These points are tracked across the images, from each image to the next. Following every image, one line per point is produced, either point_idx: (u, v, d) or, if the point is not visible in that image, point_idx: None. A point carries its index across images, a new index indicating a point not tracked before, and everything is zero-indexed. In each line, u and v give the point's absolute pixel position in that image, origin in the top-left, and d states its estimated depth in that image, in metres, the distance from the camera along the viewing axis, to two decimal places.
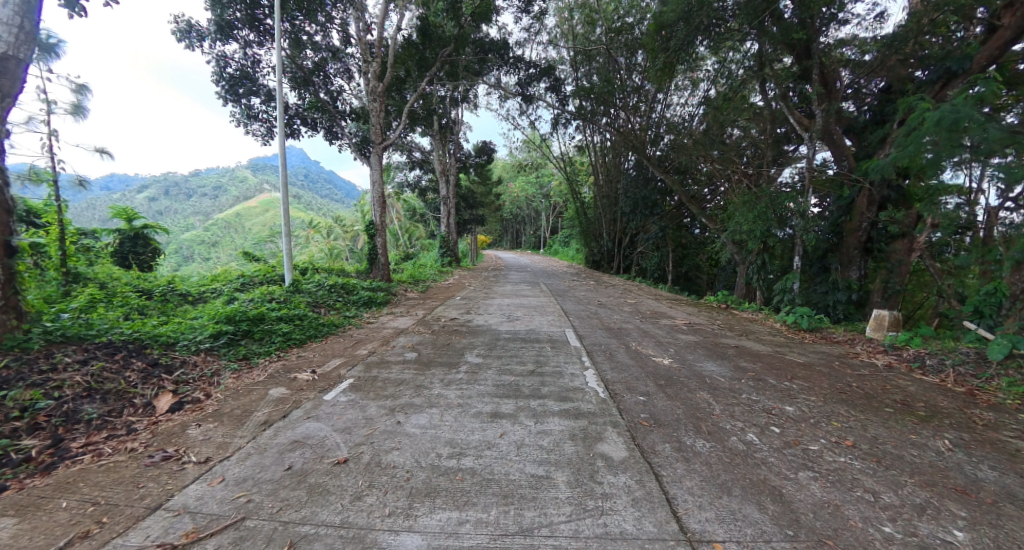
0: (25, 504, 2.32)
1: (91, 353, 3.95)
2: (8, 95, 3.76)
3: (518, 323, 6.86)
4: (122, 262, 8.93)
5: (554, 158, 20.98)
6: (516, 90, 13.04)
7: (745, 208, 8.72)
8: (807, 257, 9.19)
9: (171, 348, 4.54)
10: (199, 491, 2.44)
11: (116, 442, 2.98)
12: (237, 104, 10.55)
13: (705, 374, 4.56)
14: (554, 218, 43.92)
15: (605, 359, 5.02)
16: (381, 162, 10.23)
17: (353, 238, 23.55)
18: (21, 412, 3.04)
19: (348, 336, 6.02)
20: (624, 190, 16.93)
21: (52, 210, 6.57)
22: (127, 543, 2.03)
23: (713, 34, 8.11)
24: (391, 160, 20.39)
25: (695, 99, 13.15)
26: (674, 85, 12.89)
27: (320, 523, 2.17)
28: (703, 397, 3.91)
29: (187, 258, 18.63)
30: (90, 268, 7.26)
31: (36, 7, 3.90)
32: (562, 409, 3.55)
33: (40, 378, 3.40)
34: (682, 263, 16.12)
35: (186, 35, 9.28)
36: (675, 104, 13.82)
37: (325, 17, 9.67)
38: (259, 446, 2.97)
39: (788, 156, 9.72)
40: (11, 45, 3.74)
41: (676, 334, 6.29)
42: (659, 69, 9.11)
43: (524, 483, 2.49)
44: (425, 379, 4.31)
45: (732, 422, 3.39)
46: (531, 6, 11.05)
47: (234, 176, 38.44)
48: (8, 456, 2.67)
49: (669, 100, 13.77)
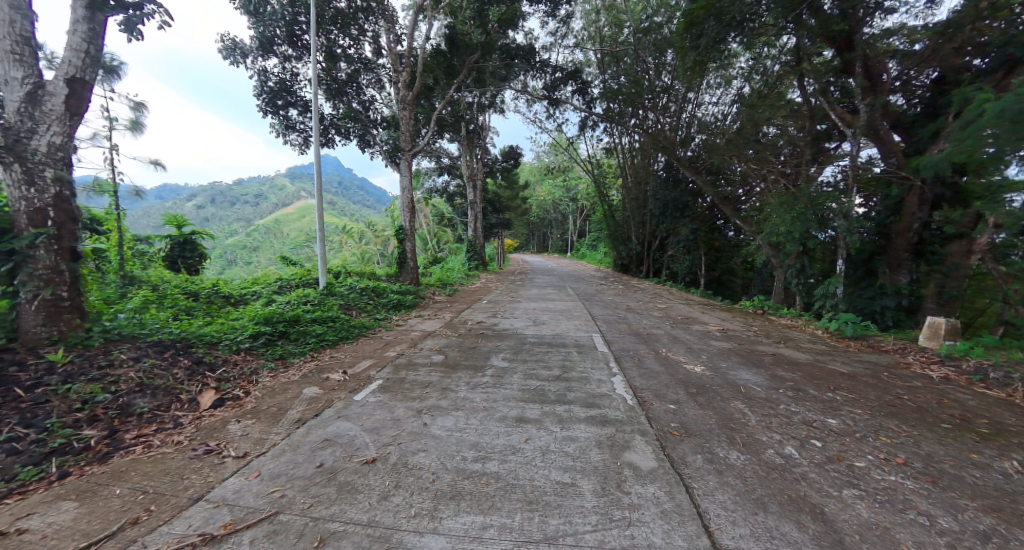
0: (85, 490, 2.53)
1: (143, 350, 4.23)
2: (77, 114, 4.14)
3: (545, 326, 6.86)
4: (172, 266, 9.55)
5: (582, 161, 20.79)
6: (543, 94, 13.09)
7: (782, 208, 8.33)
8: (851, 260, 8.71)
9: (213, 347, 4.79)
10: (236, 485, 2.56)
11: (164, 435, 3.18)
12: (276, 115, 11.07)
13: (740, 383, 4.37)
14: (582, 223, 43.47)
15: (633, 365, 4.91)
16: (411, 168, 10.35)
17: (383, 242, 24.11)
18: (82, 404, 3.30)
19: (377, 337, 6.22)
20: (653, 192, 16.58)
21: (111, 218, 6.98)
22: (171, 531, 2.17)
23: (747, 29, 7.79)
24: (421, 166, 21.15)
25: (729, 97, 12.69)
26: (705, 83, 12.44)
27: (349, 521, 2.23)
28: (736, 407, 3.74)
29: (230, 263, 19.97)
30: (143, 271, 7.76)
31: (101, 34, 4.27)
32: (588, 415, 3.50)
33: (99, 373, 3.68)
34: (715, 266, 15.55)
35: (231, 52, 9.87)
36: (706, 103, 13.35)
37: (358, 30, 10.04)
38: (293, 442, 3.09)
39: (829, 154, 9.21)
40: (79, 69, 4.12)
41: (708, 340, 6.08)
42: (689, 68, 8.94)
43: (549, 490, 2.47)
44: (451, 382, 4.35)
45: (768, 434, 3.23)
46: (557, 9, 11.04)
47: (272, 185, 40.14)
48: (70, 445, 2.91)
49: (701, 99, 13.32)
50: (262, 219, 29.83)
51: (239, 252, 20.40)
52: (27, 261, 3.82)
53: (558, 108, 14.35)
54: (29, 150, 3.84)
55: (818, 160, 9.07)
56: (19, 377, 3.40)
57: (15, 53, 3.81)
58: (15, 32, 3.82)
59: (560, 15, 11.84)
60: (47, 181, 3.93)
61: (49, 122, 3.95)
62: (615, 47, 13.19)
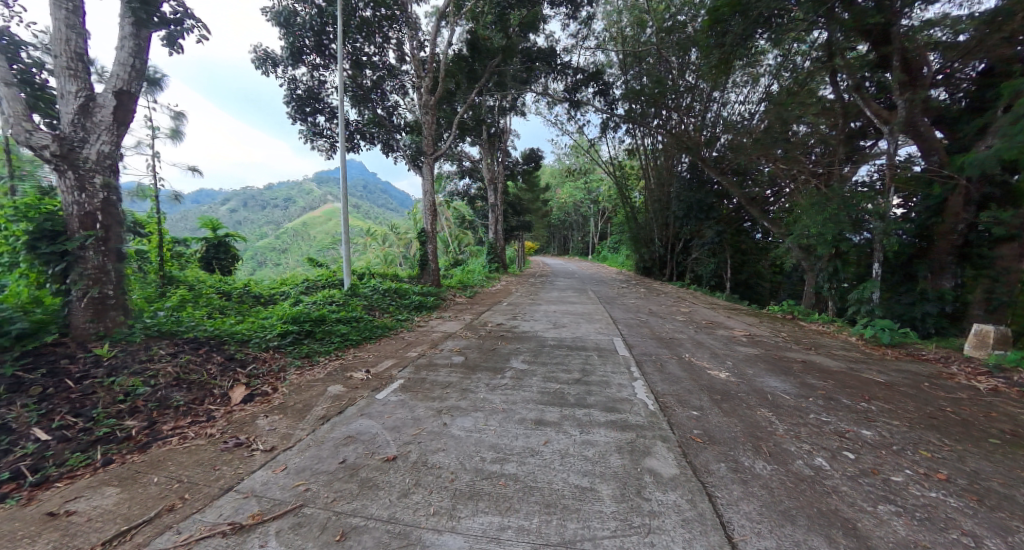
0: (126, 477, 2.69)
1: (180, 347, 4.46)
2: (124, 124, 4.43)
3: (565, 329, 6.82)
4: (207, 266, 10.01)
5: (603, 162, 20.57)
6: (564, 95, 13.04)
7: (814, 209, 8.02)
8: (890, 264, 8.28)
9: (245, 345, 5.00)
10: (264, 477, 2.67)
11: (197, 428, 3.34)
12: (305, 122, 11.47)
13: (767, 390, 4.22)
14: (603, 225, 43.00)
15: (655, 370, 4.81)
16: (433, 172, 10.48)
17: (406, 245, 24.48)
18: (125, 397, 3.51)
19: (399, 338, 6.34)
20: (676, 194, 16.23)
21: (152, 221, 7.39)
22: (203, 519, 2.28)
23: (775, 25, 7.58)
24: (443, 170, 21.41)
25: (756, 95, 12.28)
26: (731, 82, 12.10)
27: (369, 516, 2.29)
28: (763, 415, 3.61)
29: (261, 264, 20.99)
30: (180, 272, 8.16)
31: (146, 49, 4.56)
32: (608, 419, 3.46)
33: (140, 366, 3.90)
34: (742, 270, 15.08)
35: (263, 62, 10.30)
36: (733, 102, 13.00)
37: (383, 37, 10.29)
38: (318, 438, 3.19)
39: (864, 152, 8.76)
40: (126, 81, 4.40)
41: (733, 346, 5.89)
42: (714, 66, 8.71)
43: (567, 494, 2.45)
44: (470, 383, 4.39)
45: (796, 444, 3.11)
46: (578, 11, 10.98)
47: (300, 189, 41.45)
48: (113, 434, 3.10)
49: (726, 98, 12.98)
50: (291, 222, 30.89)
51: (268, 254, 21.41)
52: (78, 261, 4.11)
53: (579, 110, 14.26)
54: (81, 158, 4.12)
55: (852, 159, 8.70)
56: (69, 369, 3.64)
57: (70, 68, 4.09)
58: (70, 49, 4.11)
59: (581, 16, 11.75)
60: (96, 187, 4.21)
61: (99, 132, 4.24)
62: (637, 47, 12.99)
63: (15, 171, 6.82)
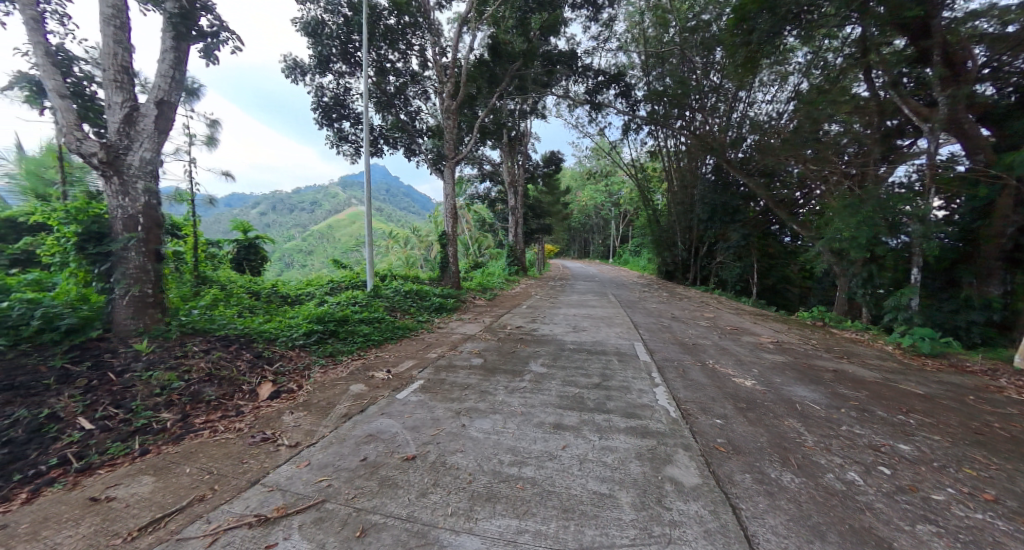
0: (161, 466, 2.83)
1: (212, 344, 4.66)
2: (164, 133, 4.68)
3: (585, 333, 6.76)
4: (238, 267, 10.41)
5: (625, 164, 20.33)
6: (585, 98, 12.97)
7: (848, 212, 7.68)
8: (932, 269, 7.84)
9: (272, 343, 5.19)
10: (288, 472, 2.75)
11: (227, 422, 3.48)
12: (331, 128, 11.83)
13: (795, 400, 4.06)
14: (625, 228, 42.48)
15: (677, 376, 4.70)
16: (454, 175, 10.61)
17: (427, 247, 24.78)
18: (161, 390, 3.70)
19: (419, 339, 6.43)
20: (700, 196, 15.86)
21: (189, 224, 7.76)
22: (231, 510, 2.38)
23: (804, 21, 7.37)
24: (464, 173, 21.62)
25: (785, 94, 11.89)
26: (757, 81, 11.74)
27: (389, 514, 2.33)
28: (791, 425, 3.47)
29: (288, 265, 21.85)
30: (214, 272, 8.52)
31: (185, 61, 4.81)
32: (628, 426, 3.40)
33: (176, 362, 4.10)
34: (769, 274, 14.58)
35: (292, 71, 10.70)
36: (760, 101, 12.63)
37: (406, 44, 10.52)
38: (340, 435, 3.27)
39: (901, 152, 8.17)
40: (166, 92, 4.66)
41: (760, 353, 5.70)
42: (740, 65, 8.49)
43: (586, 500, 2.43)
44: (489, 385, 4.39)
45: (827, 456, 2.97)
46: (599, 13, 10.93)
47: (325, 192, 42.55)
48: (150, 426, 3.27)
49: (753, 98, 12.63)
50: (316, 225, 31.78)
51: (295, 255, 22.27)
52: (121, 262, 4.38)
53: (600, 112, 14.15)
54: (125, 164, 4.38)
55: (888, 158, 8.32)
56: (112, 362, 3.86)
57: (117, 80, 4.36)
58: (117, 62, 4.37)
59: (602, 18, 11.68)
60: (139, 191, 4.48)
61: (142, 140, 4.50)
62: (659, 47, 12.80)
63: (67, 178, 7.28)
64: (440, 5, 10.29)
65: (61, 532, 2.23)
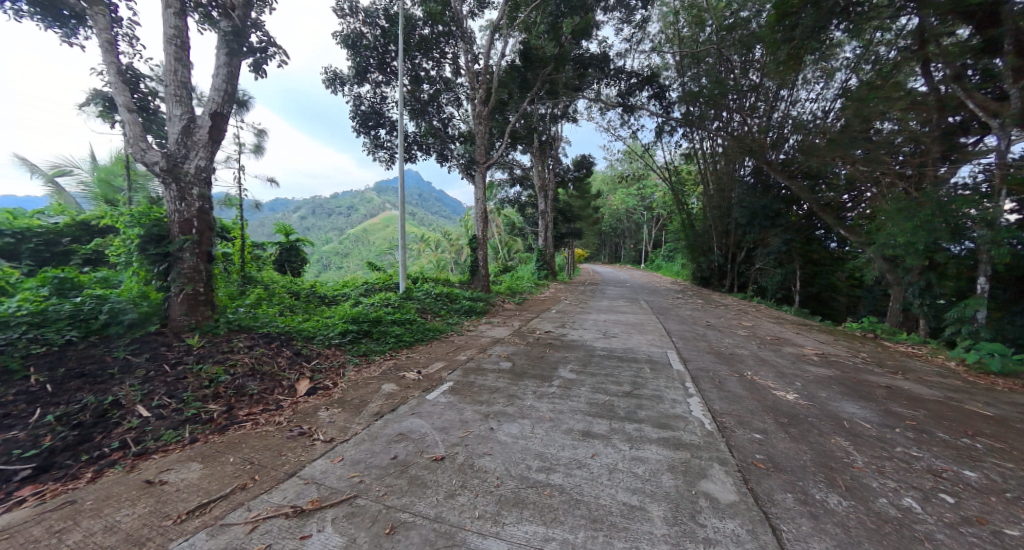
0: (208, 455, 3.03)
1: (255, 340, 4.95)
2: (217, 142, 5.05)
3: (615, 339, 6.61)
4: (281, 269, 10.98)
5: (659, 167, 19.84)
6: (617, 101, 12.78)
7: (905, 215, 7.12)
8: (1007, 279, 7.11)
9: (310, 341, 5.45)
10: (323, 466, 2.87)
11: (268, 415, 3.68)
12: (367, 135, 12.31)
13: (844, 416, 3.78)
14: (659, 233, 41.43)
15: (713, 387, 4.49)
16: (485, 180, 10.76)
17: (458, 251, 25.12)
18: (209, 383, 3.96)
19: (449, 341, 6.54)
20: (738, 200, 15.21)
21: (237, 227, 8.29)
22: (270, 500, 2.51)
23: (854, 14, 6.94)
24: (495, 179, 21.82)
25: (832, 92, 11.22)
26: (801, 79, 11.15)
27: (417, 513, 2.39)
28: (838, 444, 3.23)
29: (326, 267, 22.82)
30: (258, 273, 9.04)
31: (236, 75, 5.17)
32: (660, 436, 3.27)
33: (223, 356, 4.39)
34: (814, 282, 13.76)
35: (332, 82, 11.24)
36: (804, 100, 11.97)
37: (440, 53, 10.80)
38: (371, 433, 3.37)
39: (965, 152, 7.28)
40: (220, 104, 5.03)
41: (804, 365, 5.36)
42: (782, 63, 8.08)
43: (615, 511, 2.39)
44: (517, 389, 4.39)
45: (880, 480, 2.74)
46: (632, 15, 10.77)
47: (362, 198, 44.14)
48: (198, 416, 3.51)
49: (797, 96, 11.99)
50: (353, 229, 33.05)
51: (332, 258, 23.23)
52: (177, 262, 4.74)
53: (632, 115, 13.88)
54: (183, 172, 4.76)
55: (950, 158, 7.64)
56: (167, 355, 4.18)
57: (177, 95, 4.77)
58: (177, 79, 4.77)
59: (636, 20, 11.49)
60: (194, 197, 4.85)
61: (197, 149, 4.87)
62: (695, 47, 12.45)
63: (133, 185, 7.96)
64: (473, 14, 10.50)
65: (120, 511, 2.44)
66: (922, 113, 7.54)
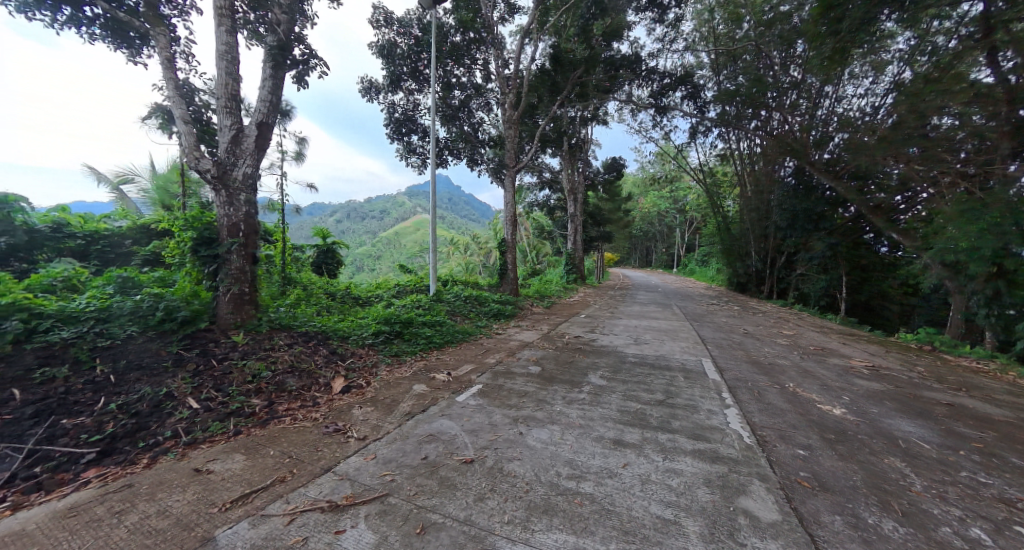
0: (251, 447, 3.17)
1: (294, 339, 5.15)
2: (262, 150, 5.30)
3: (647, 346, 6.45)
4: (318, 270, 11.39)
5: (692, 169, 19.31)
6: (649, 102, 12.53)
7: (967, 218, 6.61)
8: None
9: (345, 340, 5.61)
10: (357, 463, 2.94)
11: (305, 411, 3.81)
12: (400, 142, 12.61)
13: (899, 435, 3.53)
14: (692, 237, 40.28)
15: (752, 398, 4.30)
16: (514, 183, 10.77)
17: (486, 254, 25.20)
18: (252, 378, 4.14)
19: (478, 343, 6.57)
20: (778, 202, 14.57)
21: (279, 230, 8.67)
22: (307, 494, 2.60)
23: (907, 4, 6.55)
24: (524, 182, 21.86)
25: (880, 87, 10.61)
26: (847, 73, 10.58)
27: (447, 514, 2.40)
28: (893, 464, 3.02)
29: (358, 269, 23.45)
30: (297, 274, 9.41)
31: (280, 87, 5.43)
32: (695, 448, 3.16)
33: (265, 353, 4.58)
34: (862, 289, 12.97)
35: (368, 91, 11.60)
36: (850, 96, 11.36)
37: (471, 59, 10.96)
38: (403, 432, 3.43)
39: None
40: (265, 114, 5.29)
41: (852, 378, 5.04)
42: (827, 57, 7.74)
43: (648, 524, 2.32)
44: (547, 394, 4.36)
45: (942, 507, 2.54)
46: (665, 14, 10.57)
47: (394, 203, 45.28)
48: (242, 409, 3.67)
49: (842, 92, 11.39)
50: (385, 232, 33.90)
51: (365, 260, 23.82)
52: (224, 263, 5.00)
53: (664, 116, 13.59)
54: (231, 179, 5.03)
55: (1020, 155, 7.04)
56: (215, 350, 4.40)
57: (227, 106, 5.03)
58: (228, 91, 5.05)
59: (669, 19, 11.27)
60: (241, 202, 5.11)
61: (245, 157, 5.13)
62: (731, 45, 12.08)
63: (187, 191, 8.49)
64: (503, 20, 10.60)
65: (172, 496, 2.58)
66: (987, 106, 6.92)
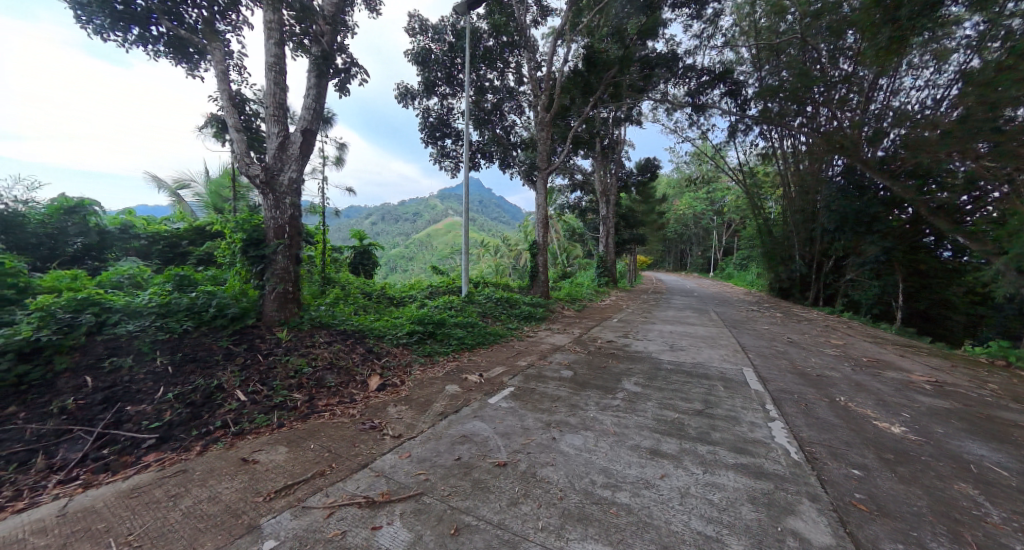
0: (293, 439, 3.31)
1: (333, 337, 5.33)
2: (306, 156, 5.52)
3: (683, 353, 6.26)
4: (354, 270, 11.74)
5: (731, 169, 18.64)
6: (686, 100, 12.18)
7: None
8: None
9: (381, 340, 5.76)
10: (392, 461, 3.02)
11: (343, 408, 3.94)
12: (434, 146, 12.85)
13: (968, 459, 3.26)
14: (730, 239, 38.76)
15: (799, 412, 4.09)
16: (546, 186, 10.72)
17: (516, 256, 25.15)
18: (294, 374, 4.32)
19: (509, 346, 6.57)
20: (824, 203, 13.82)
21: (319, 232, 9.00)
22: (345, 488, 2.68)
23: None
24: (555, 184, 21.74)
25: (942, 79, 9.85)
26: (904, 64, 9.91)
27: (481, 517, 2.42)
28: (963, 491, 2.79)
29: (392, 270, 23.96)
30: (335, 274, 9.74)
31: (324, 95, 5.65)
32: (737, 462, 3.04)
33: (305, 350, 4.77)
34: (920, 296, 12.08)
35: (404, 97, 11.89)
36: (907, 88, 10.63)
37: (504, 63, 11.04)
38: (436, 432, 3.48)
39: None
40: (309, 121, 5.51)
41: (910, 393, 4.70)
42: (883, 47, 7.28)
43: (689, 540, 2.26)
44: (580, 399, 4.31)
45: (1023, 543, 2.33)
46: (704, 10, 10.25)
47: (426, 205, 46.14)
48: (285, 403, 3.84)
49: (899, 85, 10.67)
50: (417, 234, 34.52)
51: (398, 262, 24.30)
52: (271, 263, 5.24)
53: (701, 115, 13.19)
54: (278, 184, 5.28)
55: None
56: (261, 346, 4.62)
57: (275, 115, 5.29)
58: (275, 101, 5.31)
59: (707, 15, 10.94)
60: (287, 205, 5.35)
61: (290, 163, 5.36)
62: (774, 38, 11.58)
63: (236, 195, 8.96)
64: (536, 22, 10.58)
65: (222, 483, 2.73)
66: None
